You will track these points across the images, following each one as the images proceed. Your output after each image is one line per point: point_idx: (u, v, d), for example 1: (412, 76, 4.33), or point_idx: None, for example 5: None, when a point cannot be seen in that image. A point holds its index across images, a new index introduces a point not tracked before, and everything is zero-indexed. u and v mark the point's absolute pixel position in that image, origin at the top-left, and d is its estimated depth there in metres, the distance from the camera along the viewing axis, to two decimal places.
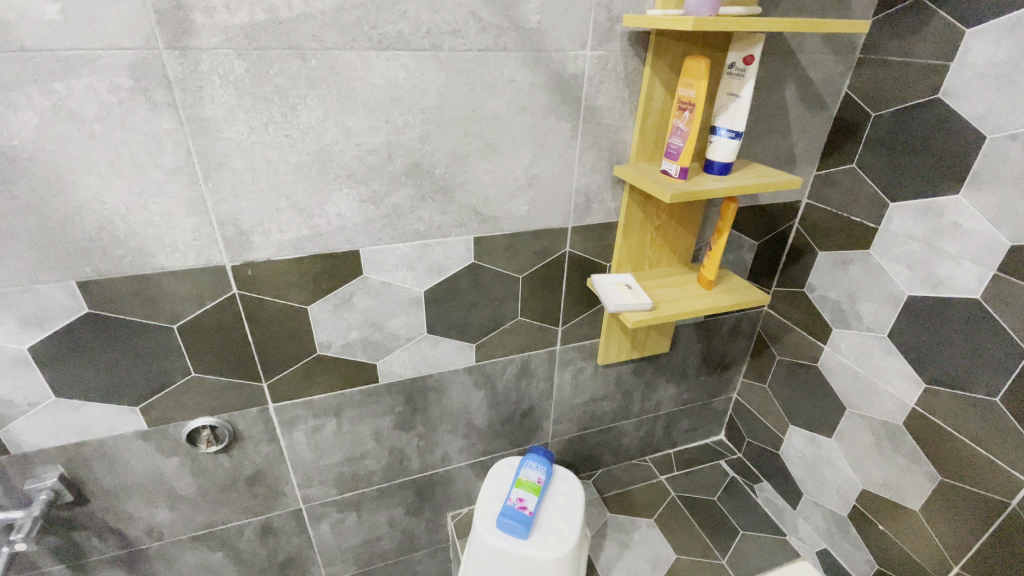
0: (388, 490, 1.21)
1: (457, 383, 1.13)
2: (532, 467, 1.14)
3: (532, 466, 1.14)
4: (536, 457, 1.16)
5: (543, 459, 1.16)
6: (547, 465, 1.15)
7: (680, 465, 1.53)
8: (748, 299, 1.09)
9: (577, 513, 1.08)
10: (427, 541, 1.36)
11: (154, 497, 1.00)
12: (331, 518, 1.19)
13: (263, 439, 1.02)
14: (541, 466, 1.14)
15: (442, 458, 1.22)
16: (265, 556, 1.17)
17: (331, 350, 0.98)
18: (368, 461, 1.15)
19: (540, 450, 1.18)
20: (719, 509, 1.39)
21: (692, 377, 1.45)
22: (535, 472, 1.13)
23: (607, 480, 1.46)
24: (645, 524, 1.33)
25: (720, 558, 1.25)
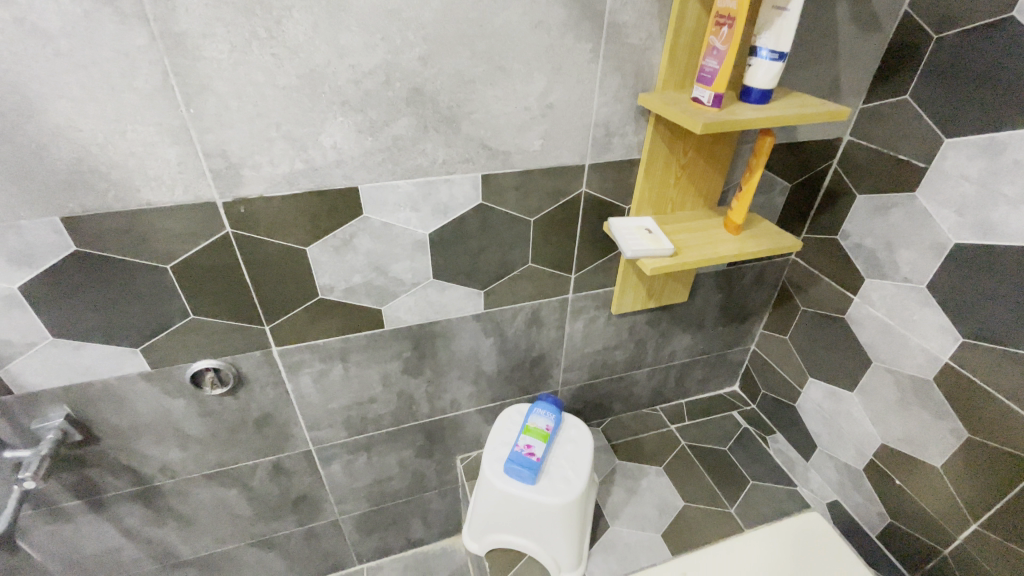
0: (397, 434, 1.21)
1: (466, 329, 1.09)
2: (540, 415, 1.11)
3: (541, 413, 1.12)
4: (544, 405, 1.14)
5: (552, 407, 1.13)
6: (556, 412, 1.13)
7: (692, 415, 1.51)
8: (778, 245, 1.01)
9: (586, 460, 1.07)
10: (437, 482, 1.38)
11: (164, 436, 1.00)
12: (342, 459, 1.20)
13: (269, 382, 1.01)
14: (549, 413, 1.12)
15: (451, 404, 1.21)
16: (279, 493, 1.20)
17: (334, 294, 0.94)
18: (376, 406, 1.13)
19: (549, 398, 1.16)
20: (730, 459, 1.37)
21: (709, 327, 1.40)
22: (543, 420, 1.10)
23: (617, 428, 1.45)
24: (654, 472, 1.33)
25: (728, 507, 1.25)
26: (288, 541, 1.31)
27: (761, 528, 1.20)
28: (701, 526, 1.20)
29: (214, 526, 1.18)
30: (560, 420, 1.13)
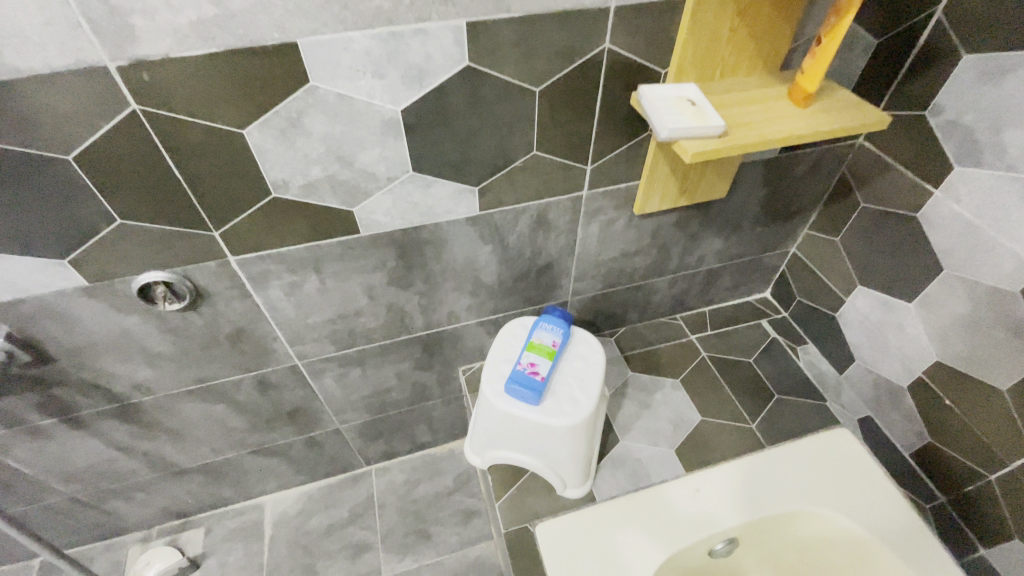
0: (391, 346, 1.09)
1: (459, 234, 0.92)
2: (546, 330, 0.98)
3: (547, 328, 0.98)
4: (551, 319, 1.00)
5: (560, 321, 1.00)
6: (564, 327, 0.99)
7: (717, 323, 1.38)
8: (858, 123, 0.78)
9: (596, 379, 0.96)
10: (440, 390, 1.28)
11: (128, 354, 0.90)
12: (333, 373, 1.10)
13: (234, 296, 0.88)
14: (557, 329, 0.99)
15: (448, 317, 1.07)
16: (270, 406, 1.13)
17: (290, 193, 0.77)
18: (364, 320, 1.00)
19: (557, 312, 1.02)
20: (755, 372, 1.26)
21: (746, 228, 1.21)
22: (549, 336, 0.97)
23: (633, 337, 1.32)
24: (671, 385, 1.23)
25: (748, 423, 1.16)
26: (290, 449, 1.28)
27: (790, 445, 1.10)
28: (719, 442, 1.12)
29: (208, 437, 1.14)
30: (568, 336, 1.00)
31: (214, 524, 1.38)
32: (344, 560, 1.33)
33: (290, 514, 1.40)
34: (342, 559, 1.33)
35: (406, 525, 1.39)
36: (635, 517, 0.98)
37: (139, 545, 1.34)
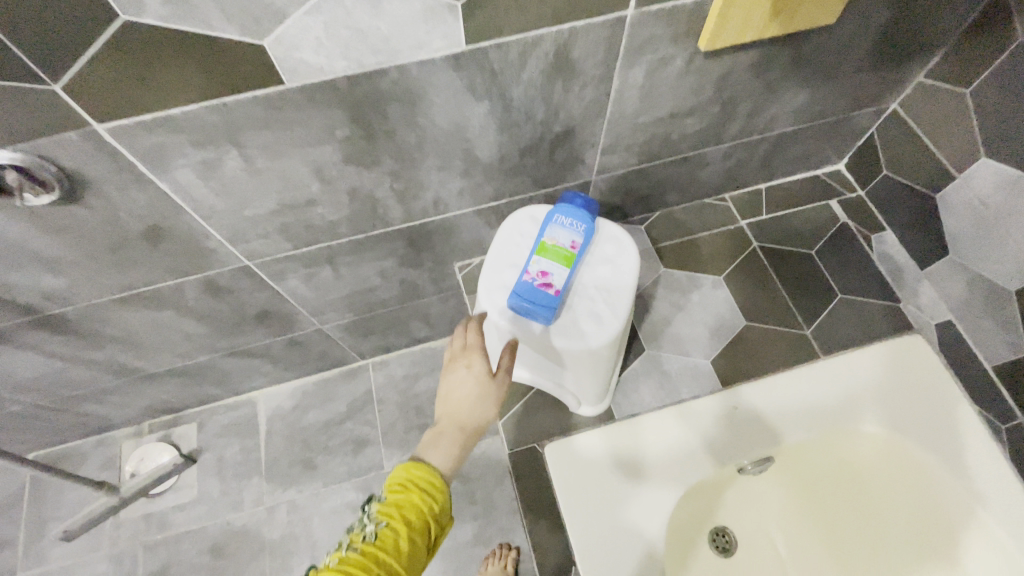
0: (365, 242, 0.85)
1: (438, 88, 0.63)
2: (563, 227, 0.74)
3: (564, 223, 0.74)
4: (570, 210, 0.75)
5: (582, 213, 0.74)
6: (587, 222, 0.74)
7: (775, 206, 1.11)
8: None
9: (625, 293, 0.74)
10: (434, 288, 1.08)
11: (16, 260, 0.69)
12: (298, 273, 0.89)
13: (128, 181, 0.63)
14: (578, 223, 0.74)
15: (435, 206, 0.82)
16: (230, 312, 0.94)
17: (154, 14, 0.48)
18: (322, 210, 0.76)
19: (578, 200, 0.76)
20: (816, 267, 1.04)
21: (842, 76, 0.87)
22: (567, 235, 0.73)
23: (668, 224, 1.07)
24: (712, 283, 1.01)
25: (804, 329, 0.96)
26: (269, 350, 1.13)
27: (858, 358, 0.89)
28: (765, 352, 0.94)
29: (167, 343, 0.98)
30: (593, 233, 0.75)
31: (206, 420, 1.31)
32: (344, 456, 1.26)
33: (284, 410, 1.32)
34: (342, 454, 1.27)
35: (407, 420, 1.30)
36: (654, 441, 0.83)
37: (132, 440, 1.29)
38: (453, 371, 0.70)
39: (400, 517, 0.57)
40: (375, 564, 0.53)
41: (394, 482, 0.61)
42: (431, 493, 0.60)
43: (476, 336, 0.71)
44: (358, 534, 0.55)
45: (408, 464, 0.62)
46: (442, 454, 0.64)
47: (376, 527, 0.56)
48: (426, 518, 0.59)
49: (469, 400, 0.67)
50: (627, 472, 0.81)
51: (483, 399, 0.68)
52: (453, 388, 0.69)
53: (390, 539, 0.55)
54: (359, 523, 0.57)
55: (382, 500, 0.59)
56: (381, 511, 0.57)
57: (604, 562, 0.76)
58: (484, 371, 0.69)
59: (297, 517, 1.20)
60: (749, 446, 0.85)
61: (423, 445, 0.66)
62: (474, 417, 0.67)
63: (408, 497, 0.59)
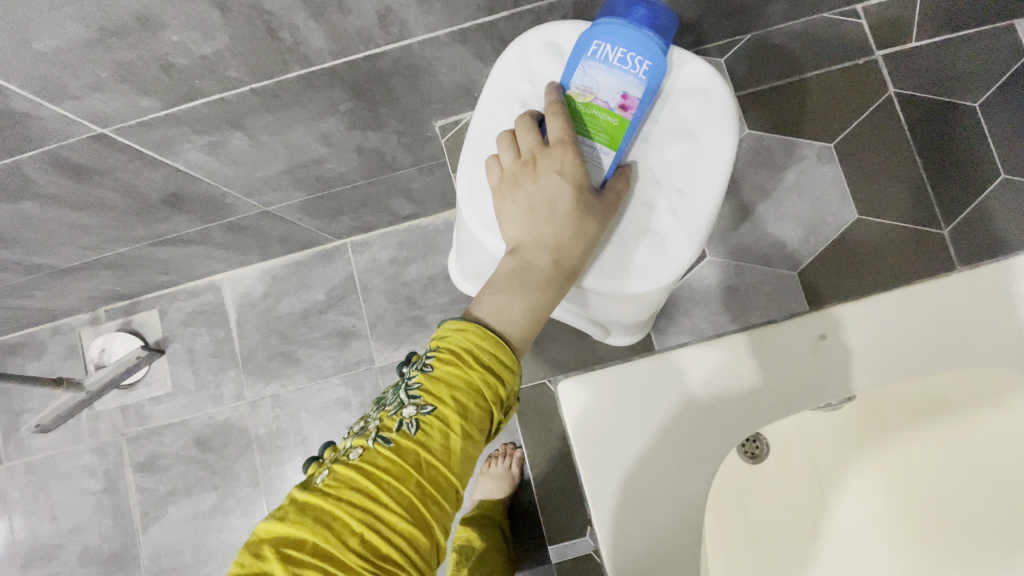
0: (282, 92, 0.53)
1: None
2: (608, 69, 0.43)
3: (610, 58, 0.43)
4: (621, 34, 0.42)
5: (646, 38, 0.42)
6: (653, 55, 0.43)
7: (932, 23, 0.71)
8: None
9: (700, 212, 0.45)
10: (413, 156, 0.77)
11: None
12: (196, 143, 0.59)
13: None
14: (635, 59, 0.42)
15: (383, 25, 0.48)
16: (121, 196, 0.67)
17: None
18: (178, 37, 0.43)
19: (639, 12, 0.42)
20: (975, 129, 0.71)
21: None
22: (615, 85, 0.43)
23: (761, 58, 0.72)
24: (813, 157, 0.73)
25: (941, 227, 0.69)
26: (208, 237, 0.89)
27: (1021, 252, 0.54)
28: (874, 256, 0.69)
29: (55, 236, 0.73)
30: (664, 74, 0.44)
31: (167, 307, 1.13)
32: (329, 349, 1.10)
33: (253, 297, 1.13)
34: (325, 347, 1.10)
35: (397, 312, 1.09)
36: (690, 367, 0.56)
37: (90, 328, 1.14)
38: (535, 178, 0.43)
39: (453, 404, 0.38)
40: (415, 469, 0.37)
41: (446, 342, 0.40)
42: (500, 367, 0.40)
43: (567, 126, 0.43)
44: (395, 420, 0.38)
45: (468, 326, 0.40)
46: (526, 307, 0.41)
47: (418, 413, 0.38)
48: (490, 403, 0.39)
49: (566, 224, 0.42)
50: (665, 381, 0.56)
51: (588, 222, 0.43)
52: (540, 203, 0.43)
53: (435, 432, 0.37)
54: (394, 402, 0.39)
55: (426, 368, 0.39)
56: (424, 387, 0.38)
57: (618, 488, 0.54)
58: (587, 182, 0.43)
59: (282, 413, 1.09)
60: (835, 382, 0.55)
61: (491, 292, 0.42)
62: (576, 255, 0.43)
63: (462, 372, 0.39)
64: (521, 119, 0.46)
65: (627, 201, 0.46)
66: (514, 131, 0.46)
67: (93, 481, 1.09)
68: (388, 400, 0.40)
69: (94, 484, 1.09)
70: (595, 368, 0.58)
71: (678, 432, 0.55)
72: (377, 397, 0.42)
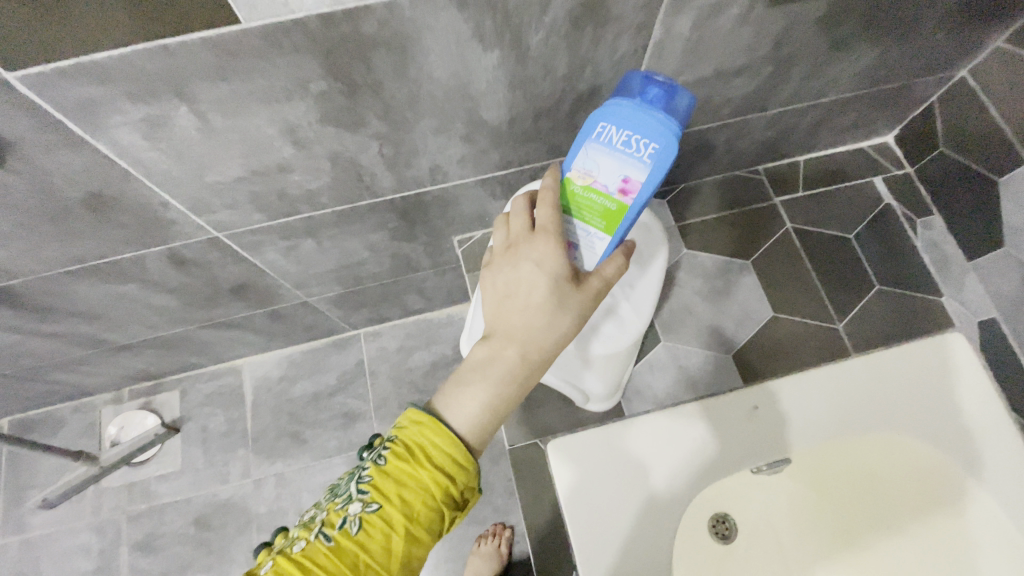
0: (352, 212, 0.75)
1: (437, 32, 0.50)
2: (610, 152, 0.52)
3: (615, 138, 0.52)
4: (627, 120, 0.51)
5: (651, 125, 0.51)
6: (658, 138, 0.50)
7: (810, 182, 1.00)
8: None
9: (649, 294, 0.66)
10: (431, 260, 0.98)
11: None
12: (277, 245, 0.79)
13: (55, 142, 0.51)
14: (638, 144, 0.51)
15: (432, 174, 0.71)
16: (202, 284, 0.85)
17: None
18: (299, 177, 0.65)
19: (652, 94, 0.51)
20: (850, 253, 0.95)
21: (921, 33, 0.72)
22: (617, 170, 0.52)
23: (690, 200, 0.98)
24: (736, 268, 0.94)
25: (835, 323, 0.89)
26: (251, 321, 1.05)
27: (915, 343, 0.76)
28: (791, 347, 0.88)
29: (133, 315, 0.89)
30: (668, 160, 0.51)
31: (189, 387, 1.24)
32: (334, 429, 1.20)
33: (270, 381, 1.25)
34: (331, 428, 1.21)
35: (400, 395, 1.22)
36: (649, 441, 0.73)
37: (111, 406, 1.22)
38: (517, 264, 0.54)
39: (398, 503, 0.47)
40: (352, 567, 0.45)
41: (405, 434, 0.50)
42: (446, 468, 0.49)
43: (554, 215, 0.53)
44: (342, 514, 0.47)
45: (428, 422, 0.50)
46: (497, 388, 0.52)
47: (362, 511, 0.47)
48: (432, 505, 0.49)
49: (537, 315, 0.52)
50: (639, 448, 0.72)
51: (560, 312, 0.53)
52: (517, 290, 0.53)
53: (376, 531, 0.46)
54: (344, 496, 0.48)
55: (379, 465, 0.48)
56: (373, 486, 0.48)
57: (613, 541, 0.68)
58: (561, 275, 0.53)
59: (284, 491, 1.15)
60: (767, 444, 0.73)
61: (473, 367, 0.53)
62: (545, 343, 0.53)
63: (409, 471, 0.48)
64: (516, 205, 0.57)
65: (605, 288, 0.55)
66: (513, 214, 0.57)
67: (86, 560, 1.10)
68: (339, 492, 0.49)
69: (86, 564, 1.10)
70: (574, 439, 0.72)
71: (655, 492, 0.70)
72: (329, 490, 0.50)
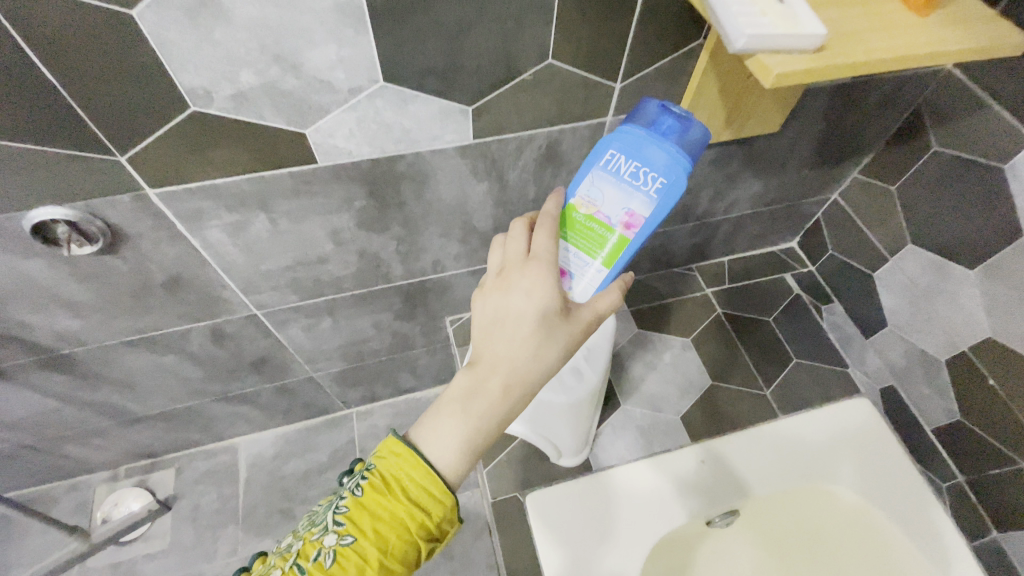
0: (366, 296, 0.93)
1: (446, 169, 0.73)
2: (618, 182, 0.58)
3: (622, 169, 0.58)
4: (636, 155, 0.57)
5: (657, 163, 0.57)
6: (664, 175, 0.56)
7: (735, 276, 1.24)
8: (992, 40, 0.58)
9: (604, 341, 0.81)
10: (426, 339, 1.15)
11: (40, 303, 0.74)
12: (300, 323, 0.95)
13: (163, 237, 0.70)
14: (644, 178, 0.57)
15: (433, 266, 0.91)
16: (230, 357, 0.99)
17: (216, 106, 0.56)
18: (332, 267, 0.84)
19: (664, 129, 0.58)
20: (772, 333, 1.16)
21: (791, 170, 1.01)
22: (621, 204, 0.58)
23: (639, 290, 1.20)
24: (680, 345, 1.13)
25: (763, 390, 1.07)
26: (259, 396, 1.17)
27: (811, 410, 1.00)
28: (730, 411, 1.05)
29: (162, 386, 1.01)
30: (672, 195, 0.57)
31: (185, 465, 1.30)
32: None
33: (265, 458, 1.32)
34: None
35: None
36: (633, 490, 0.91)
37: (107, 484, 1.27)
38: (509, 293, 0.57)
39: (372, 536, 0.50)
40: None
41: (384, 466, 0.54)
42: (422, 502, 0.53)
43: (550, 248, 0.58)
44: (318, 546, 0.49)
45: (408, 455, 0.53)
46: (482, 416, 0.54)
47: (337, 543, 0.49)
48: (405, 537, 0.51)
49: (523, 345, 0.55)
50: (609, 496, 0.89)
51: (546, 343, 0.56)
52: (506, 319, 0.56)
53: (349, 562, 0.48)
54: (321, 526, 0.50)
55: (356, 495, 0.52)
56: (348, 518, 0.50)
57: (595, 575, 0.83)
58: (550, 307, 0.56)
59: None
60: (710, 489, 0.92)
61: (459, 396, 0.55)
62: (532, 372, 0.55)
63: (385, 503, 0.52)
64: (514, 231, 0.61)
65: (596, 321, 0.58)
66: (510, 242, 0.61)
67: None
68: (316, 523, 0.52)
69: None
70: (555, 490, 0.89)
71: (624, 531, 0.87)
72: (305, 521, 0.53)
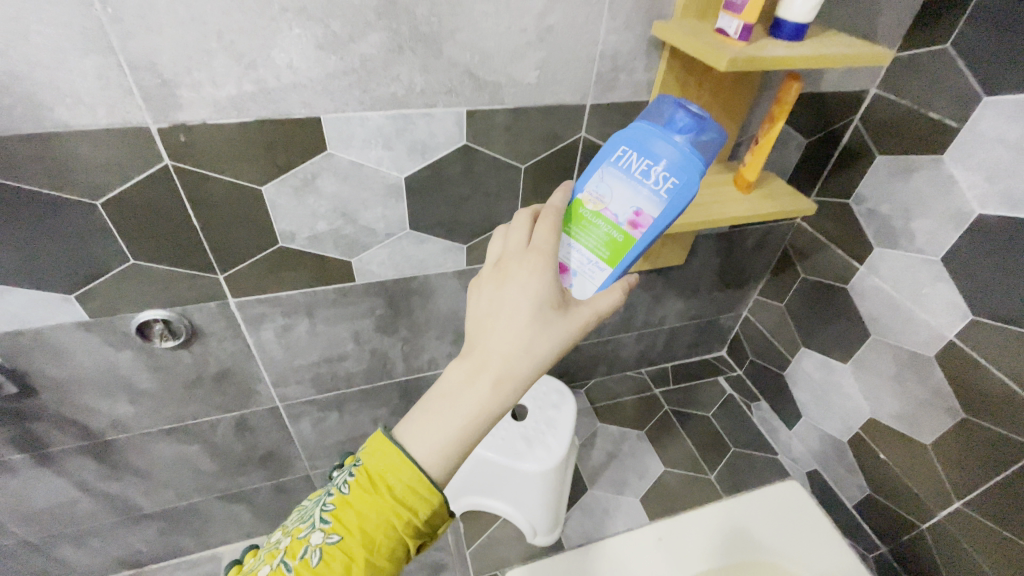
0: (372, 391, 1.13)
1: (445, 287, 1.00)
2: (628, 179, 0.65)
3: (634, 167, 0.65)
4: (645, 155, 0.65)
5: (665, 163, 0.64)
6: (673, 177, 0.63)
7: (677, 379, 1.48)
8: (788, 209, 0.94)
9: (568, 426, 1.04)
10: None
11: (110, 390, 0.92)
12: (311, 416, 1.12)
13: (227, 335, 0.92)
14: (655, 177, 0.64)
15: (429, 365, 1.13)
16: (243, 450, 1.13)
17: (296, 242, 0.84)
18: (348, 364, 1.05)
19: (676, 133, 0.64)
20: (712, 426, 1.37)
21: (704, 292, 1.32)
22: (631, 202, 0.65)
23: (599, 391, 1.42)
24: (636, 437, 1.32)
25: (708, 474, 1.25)
26: (257, 495, 1.26)
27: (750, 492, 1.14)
28: (682, 494, 1.21)
29: (176, 480, 1.12)
30: (678, 197, 0.63)
31: None
32: None
33: None
34: None
35: None
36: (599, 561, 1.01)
37: None
38: (506, 283, 0.62)
39: (355, 535, 0.53)
40: None
41: (368, 464, 0.56)
42: (405, 500, 0.55)
43: (550, 244, 0.64)
44: (305, 543, 0.52)
45: (390, 454, 0.55)
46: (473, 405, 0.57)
47: (323, 541, 0.52)
48: (390, 533, 0.54)
49: (517, 335, 0.59)
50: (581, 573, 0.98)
51: (540, 333, 0.60)
52: (502, 310, 0.61)
53: (334, 559, 0.51)
54: (309, 523, 0.54)
55: (342, 494, 0.55)
56: (333, 518, 0.53)
57: None
58: (545, 302, 0.61)
59: None
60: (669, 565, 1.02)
61: (450, 387, 0.59)
62: (522, 362, 0.59)
63: (370, 499, 0.54)
64: (517, 225, 0.67)
65: (592, 316, 0.63)
66: (512, 233, 0.67)
67: None
68: (306, 518, 0.55)
69: None
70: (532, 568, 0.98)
71: None
72: (298, 515, 0.56)
